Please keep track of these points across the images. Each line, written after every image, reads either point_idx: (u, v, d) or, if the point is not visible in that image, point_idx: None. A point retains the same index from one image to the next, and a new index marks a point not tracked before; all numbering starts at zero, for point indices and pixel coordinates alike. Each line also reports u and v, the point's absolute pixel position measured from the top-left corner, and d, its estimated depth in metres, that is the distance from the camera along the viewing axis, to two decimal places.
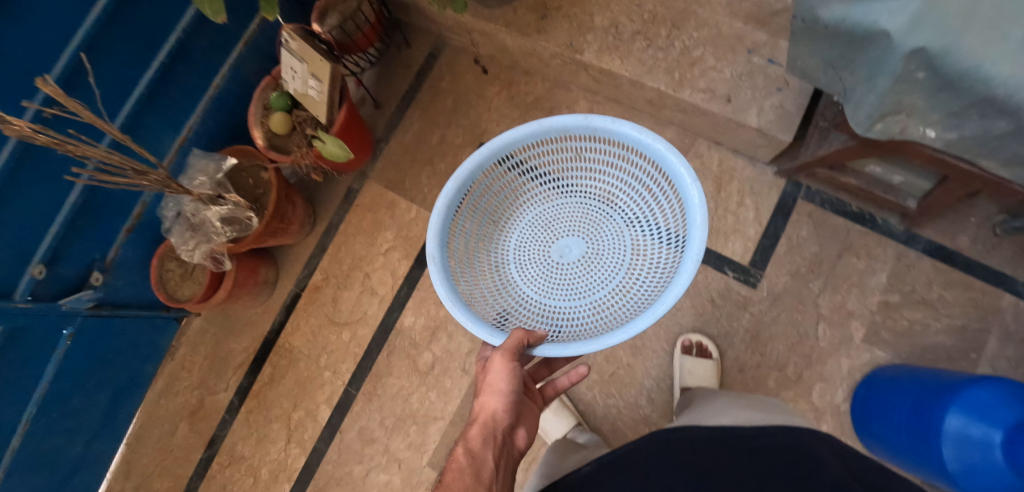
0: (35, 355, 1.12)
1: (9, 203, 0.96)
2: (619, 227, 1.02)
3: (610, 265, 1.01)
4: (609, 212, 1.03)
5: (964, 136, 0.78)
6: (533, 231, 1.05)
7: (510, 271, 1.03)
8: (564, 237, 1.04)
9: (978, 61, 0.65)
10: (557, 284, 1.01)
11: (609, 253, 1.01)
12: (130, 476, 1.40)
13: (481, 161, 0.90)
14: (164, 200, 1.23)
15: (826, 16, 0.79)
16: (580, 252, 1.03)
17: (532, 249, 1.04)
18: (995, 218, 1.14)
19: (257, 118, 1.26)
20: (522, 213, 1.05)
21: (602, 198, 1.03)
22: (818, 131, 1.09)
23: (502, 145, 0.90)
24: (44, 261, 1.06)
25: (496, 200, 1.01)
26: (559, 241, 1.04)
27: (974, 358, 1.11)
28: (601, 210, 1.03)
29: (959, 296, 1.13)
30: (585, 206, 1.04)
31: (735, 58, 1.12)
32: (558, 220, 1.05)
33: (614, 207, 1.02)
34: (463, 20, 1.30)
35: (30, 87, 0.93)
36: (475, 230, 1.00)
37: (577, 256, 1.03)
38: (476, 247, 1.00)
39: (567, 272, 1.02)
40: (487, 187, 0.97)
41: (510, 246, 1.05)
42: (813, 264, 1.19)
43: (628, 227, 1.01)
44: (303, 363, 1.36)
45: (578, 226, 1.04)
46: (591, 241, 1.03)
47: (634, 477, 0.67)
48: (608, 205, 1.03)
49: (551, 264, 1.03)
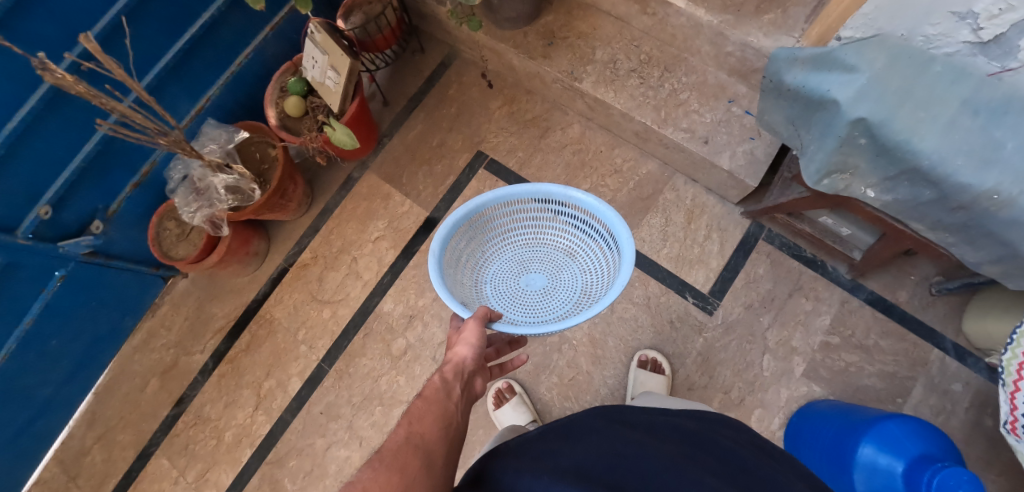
0: (27, 292, 1.17)
1: (30, 144, 1.06)
2: (575, 275, 1.11)
3: (562, 302, 1.09)
4: (570, 263, 1.12)
5: (897, 200, 0.88)
6: (509, 263, 1.14)
7: (484, 290, 1.10)
8: (532, 273, 1.13)
9: (907, 134, 0.77)
10: (518, 307, 1.09)
11: (566, 295, 1.10)
12: (93, 425, 1.43)
13: (482, 200, 0.98)
14: (174, 162, 1.30)
15: (789, 81, 0.91)
16: (542, 288, 1.12)
17: (503, 279, 1.13)
18: (932, 278, 1.25)
19: (273, 98, 1.34)
20: (503, 247, 1.13)
21: (568, 249, 1.13)
22: (781, 180, 1.20)
23: (503, 193, 0.98)
24: (51, 203, 1.14)
25: (484, 236, 1.09)
26: (527, 274, 1.13)
27: (900, 403, 1.20)
28: (565, 260, 1.13)
29: (893, 345, 1.23)
30: (553, 252, 1.14)
31: (716, 105, 1.25)
32: (530, 258, 1.14)
33: (575, 259, 1.12)
34: (477, 37, 1.42)
35: (71, 40, 1.03)
36: (465, 251, 1.07)
37: (539, 290, 1.12)
38: (463, 264, 1.07)
39: (527, 302, 1.10)
40: (481, 223, 1.06)
41: (487, 270, 1.12)
42: (766, 300, 1.30)
43: (582, 275, 1.10)
44: (281, 334, 1.42)
45: (545, 265, 1.14)
46: (552, 281, 1.12)
47: (581, 432, 0.68)
48: (571, 257, 1.12)
49: (516, 292, 1.11)
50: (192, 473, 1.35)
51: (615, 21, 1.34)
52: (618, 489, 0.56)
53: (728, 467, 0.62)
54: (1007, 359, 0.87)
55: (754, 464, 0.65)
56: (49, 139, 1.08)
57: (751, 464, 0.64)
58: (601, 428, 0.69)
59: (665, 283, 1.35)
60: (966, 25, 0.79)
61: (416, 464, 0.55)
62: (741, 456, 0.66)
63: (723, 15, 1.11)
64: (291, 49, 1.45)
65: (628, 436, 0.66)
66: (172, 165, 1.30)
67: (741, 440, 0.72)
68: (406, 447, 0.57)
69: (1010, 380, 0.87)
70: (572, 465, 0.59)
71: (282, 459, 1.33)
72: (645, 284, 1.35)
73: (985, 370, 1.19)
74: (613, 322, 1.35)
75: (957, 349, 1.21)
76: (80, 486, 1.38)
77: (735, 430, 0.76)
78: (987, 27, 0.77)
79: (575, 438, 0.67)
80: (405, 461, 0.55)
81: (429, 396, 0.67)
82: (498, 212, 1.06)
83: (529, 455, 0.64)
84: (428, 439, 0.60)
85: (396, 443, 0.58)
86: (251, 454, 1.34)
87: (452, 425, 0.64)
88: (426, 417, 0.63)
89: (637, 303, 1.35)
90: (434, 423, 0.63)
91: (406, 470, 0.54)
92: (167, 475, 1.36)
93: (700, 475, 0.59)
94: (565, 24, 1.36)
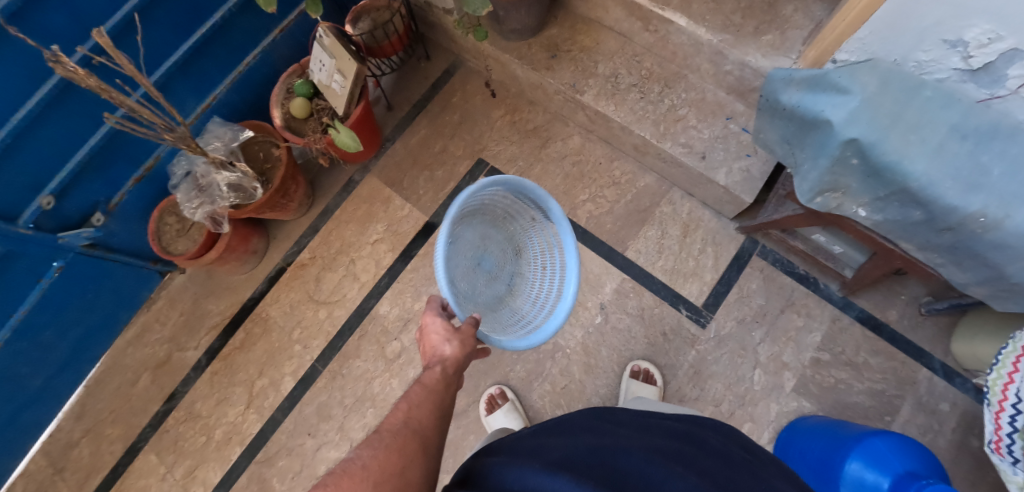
0: (23, 281, 1.19)
1: (35, 135, 1.08)
2: (511, 275, 1.02)
3: (492, 296, 1.00)
4: (516, 261, 1.02)
5: (887, 220, 0.89)
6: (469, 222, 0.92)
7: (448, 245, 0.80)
8: (485, 253, 0.99)
9: (898, 156, 0.80)
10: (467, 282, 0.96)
11: (498, 290, 1.01)
12: (82, 418, 1.42)
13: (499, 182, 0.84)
14: (178, 158, 1.32)
15: (784, 101, 0.93)
16: (487, 272, 1.00)
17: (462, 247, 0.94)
18: (922, 298, 1.27)
19: (279, 99, 1.37)
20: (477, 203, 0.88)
21: (519, 248, 1.02)
22: (776, 198, 1.23)
23: (513, 183, 0.87)
24: (53, 194, 1.16)
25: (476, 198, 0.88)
26: (480, 252, 0.98)
27: (888, 421, 1.21)
28: (513, 257, 1.02)
29: (882, 364, 1.25)
30: (508, 244, 1.02)
31: (714, 121, 1.27)
32: (488, 237, 0.99)
33: (521, 261, 1.02)
34: (482, 47, 1.45)
35: (84, 34, 1.06)
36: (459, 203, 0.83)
37: (490, 270, 1.00)
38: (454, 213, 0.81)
39: (473, 283, 0.96)
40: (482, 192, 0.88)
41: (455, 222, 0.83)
42: (758, 315, 1.31)
43: (516, 279, 1.02)
44: (276, 333, 1.42)
45: (500, 251, 1.01)
46: (495, 269, 1.01)
47: (570, 429, 0.70)
48: (518, 256, 1.02)
49: (464, 266, 0.95)
50: (180, 470, 1.35)
51: (617, 37, 1.37)
52: (609, 474, 0.58)
53: (711, 463, 0.65)
54: (993, 379, 0.88)
55: (738, 461, 0.67)
56: (55, 131, 1.10)
57: (734, 462, 0.67)
58: (590, 426, 0.71)
59: (659, 295, 1.36)
60: (956, 53, 0.82)
61: (412, 446, 0.60)
62: (724, 454, 0.68)
63: (723, 35, 1.14)
64: (299, 51, 1.47)
65: (616, 432, 0.68)
66: (176, 160, 1.32)
67: (727, 440, 0.74)
68: (404, 430, 0.62)
69: (995, 400, 0.88)
70: (561, 455, 0.61)
71: (271, 458, 1.32)
72: (639, 295, 1.37)
73: (972, 391, 1.21)
74: (606, 332, 1.36)
75: (945, 369, 1.23)
76: (66, 479, 1.37)
77: (718, 430, 0.78)
78: (976, 55, 0.80)
79: (564, 434, 0.68)
80: (402, 444, 0.60)
81: (429, 383, 0.71)
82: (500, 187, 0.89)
83: (520, 449, 0.66)
84: (424, 425, 0.64)
85: (395, 426, 0.63)
86: (241, 453, 1.34)
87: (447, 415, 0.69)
88: (424, 404, 0.67)
89: (631, 314, 1.36)
90: (431, 410, 0.67)
91: (403, 451, 0.59)
92: (154, 471, 1.35)
93: (683, 468, 0.61)
94: (569, 38, 1.39)
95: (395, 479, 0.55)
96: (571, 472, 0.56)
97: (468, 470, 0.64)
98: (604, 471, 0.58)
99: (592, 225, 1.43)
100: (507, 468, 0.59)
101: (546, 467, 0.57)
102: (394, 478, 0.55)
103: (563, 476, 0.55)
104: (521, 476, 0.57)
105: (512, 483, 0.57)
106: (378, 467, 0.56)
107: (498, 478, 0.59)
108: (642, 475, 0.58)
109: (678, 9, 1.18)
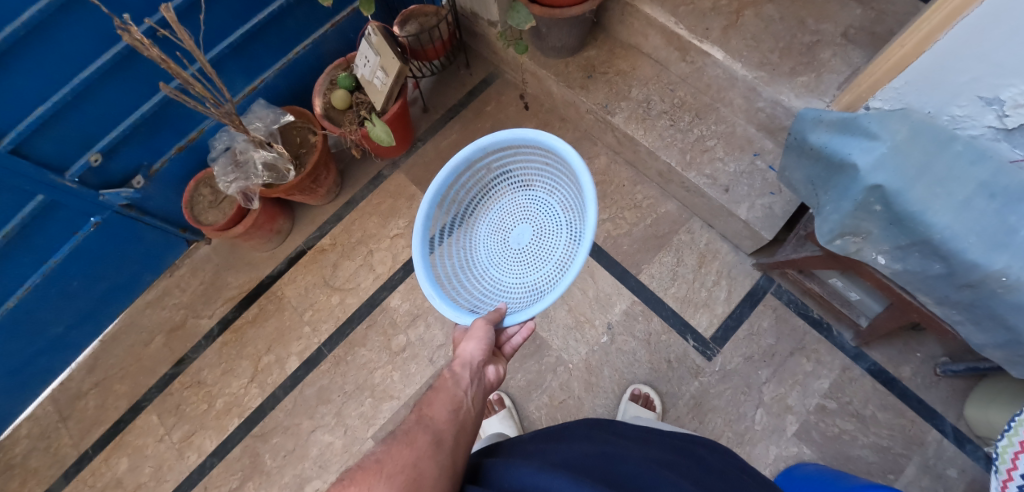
0: (61, 230, 1.26)
1: (92, 95, 1.15)
2: (545, 199, 1.06)
3: (551, 227, 1.05)
4: (534, 191, 1.07)
5: (907, 270, 0.88)
6: (489, 238, 1.10)
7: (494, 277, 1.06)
8: (513, 229, 1.08)
9: (922, 207, 0.79)
10: (483, 256, 1.09)
11: (553, 222, 1.05)
12: (93, 371, 1.47)
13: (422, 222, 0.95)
14: (222, 134, 1.39)
15: (812, 140, 0.94)
16: (532, 233, 1.07)
17: (499, 255, 1.08)
18: (938, 358, 1.24)
19: (322, 89, 1.43)
20: (476, 229, 1.10)
21: (523, 183, 1.08)
22: (796, 237, 1.20)
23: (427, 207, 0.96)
24: (101, 152, 1.23)
25: (462, 233, 1.08)
26: (513, 233, 1.08)
27: (891, 479, 1.17)
28: (527, 192, 1.08)
29: (890, 419, 1.21)
30: (516, 197, 1.09)
31: (741, 156, 1.28)
32: (501, 220, 1.10)
33: (536, 186, 1.07)
34: (522, 61, 1.50)
35: (152, 7, 1.14)
36: (449, 260, 1.03)
37: (532, 239, 1.06)
38: (459, 276, 1.04)
39: (494, 255, 1.08)
40: (456, 224, 1.06)
41: (481, 257, 1.09)
42: (766, 354, 1.30)
43: (551, 192, 1.05)
44: (288, 312, 1.46)
45: (519, 214, 1.09)
46: (529, 219, 1.08)
47: (569, 433, 0.70)
48: (530, 184, 1.07)
49: (518, 253, 1.07)
50: (178, 434, 1.38)
51: (654, 64, 1.40)
52: (610, 477, 0.58)
53: (707, 477, 0.66)
54: (1003, 446, 0.81)
55: (732, 478, 0.68)
56: (111, 95, 1.18)
57: (730, 480, 0.67)
58: (588, 431, 0.71)
59: (668, 321, 1.36)
60: (991, 110, 0.81)
61: (425, 438, 0.61)
62: (719, 470, 0.69)
63: (759, 71, 1.16)
64: (347, 46, 1.54)
65: (616, 440, 0.69)
66: (218, 135, 1.39)
67: (723, 459, 0.75)
68: (416, 427, 0.63)
69: (1003, 468, 0.81)
70: (562, 458, 0.61)
71: (266, 434, 1.35)
72: (648, 319, 1.37)
73: (983, 459, 1.16)
74: (611, 352, 1.35)
75: (957, 433, 1.19)
76: (69, 428, 1.41)
77: (718, 452, 0.78)
78: (1012, 114, 0.79)
79: (565, 437, 0.69)
80: (416, 439, 0.60)
81: (442, 387, 0.72)
82: (449, 210, 1.03)
83: (519, 452, 0.67)
84: (437, 421, 0.65)
85: (408, 424, 0.63)
86: (238, 425, 1.36)
87: (462, 409, 0.70)
88: (436, 403, 0.68)
89: (638, 338, 1.36)
90: (449, 403, 0.69)
91: (415, 444, 0.59)
92: (154, 431, 1.38)
93: (680, 479, 0.62)
94: (607, 60, 1.43)
95: (410, 471, 0.55)
96: (571, 472, 0.57)
97: (472, 469, 0.65)
98: (604, 474, 0.58)
99: (609, 245, 1.45)
100: (507, 467, 0.60)
101: (548, 466, 0.58)
102: (408, 469, 0.55)
103: (564, 475, 0.56)
104: (522, 475, 0.58)
105: (512, 482, 0.58)
106: (391, 461, 0.56)
107: (499, 476, 0.60)
108: (641, 481, 0.59)
109: (716, 42, 1.21)
